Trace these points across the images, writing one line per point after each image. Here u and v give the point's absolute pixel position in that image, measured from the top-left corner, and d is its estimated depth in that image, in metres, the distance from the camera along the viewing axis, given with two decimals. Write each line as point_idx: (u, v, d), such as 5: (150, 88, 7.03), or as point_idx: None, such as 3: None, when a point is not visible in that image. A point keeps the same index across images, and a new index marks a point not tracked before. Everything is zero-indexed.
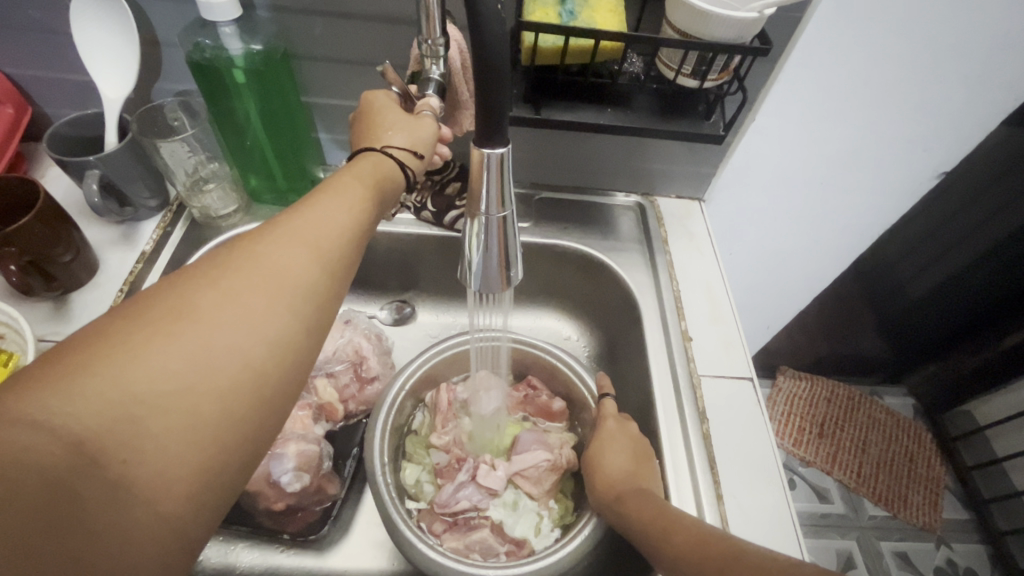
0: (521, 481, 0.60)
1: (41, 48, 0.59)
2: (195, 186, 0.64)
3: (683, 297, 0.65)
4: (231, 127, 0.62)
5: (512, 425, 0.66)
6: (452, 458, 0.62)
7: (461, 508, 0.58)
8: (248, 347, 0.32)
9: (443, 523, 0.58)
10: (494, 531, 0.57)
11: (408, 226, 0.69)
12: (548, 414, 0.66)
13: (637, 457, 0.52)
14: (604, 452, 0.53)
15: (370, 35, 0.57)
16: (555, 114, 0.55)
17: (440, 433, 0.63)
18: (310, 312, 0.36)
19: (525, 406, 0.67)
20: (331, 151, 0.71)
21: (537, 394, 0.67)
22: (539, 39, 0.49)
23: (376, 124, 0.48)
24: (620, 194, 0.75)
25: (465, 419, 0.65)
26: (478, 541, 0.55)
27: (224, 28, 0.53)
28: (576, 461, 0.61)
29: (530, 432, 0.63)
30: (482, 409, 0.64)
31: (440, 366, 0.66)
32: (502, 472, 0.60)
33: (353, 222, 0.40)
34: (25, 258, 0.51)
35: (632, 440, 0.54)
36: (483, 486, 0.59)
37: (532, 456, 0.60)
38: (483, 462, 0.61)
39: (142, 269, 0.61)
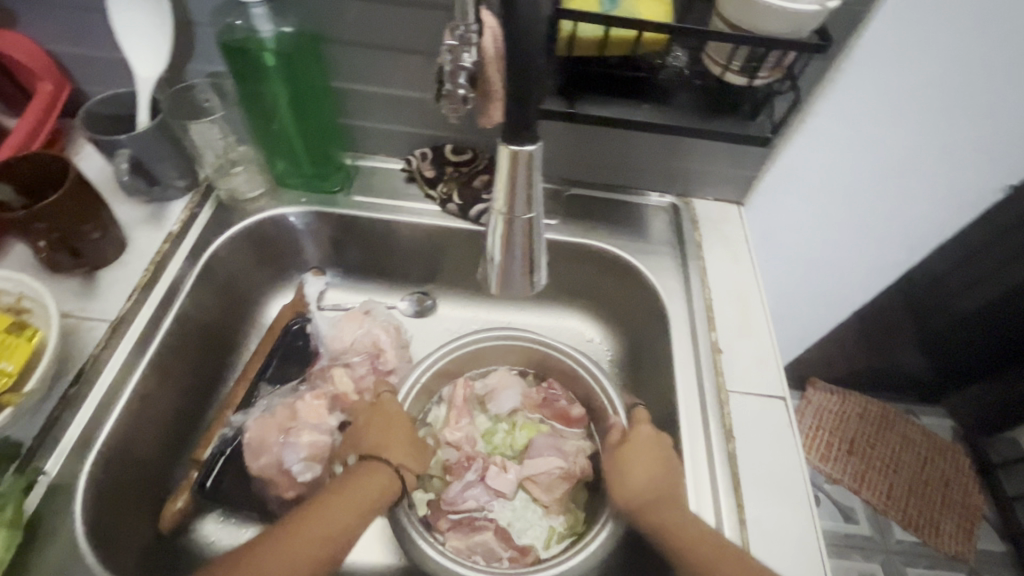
0: (533, 486, 0.58)
1: (81, 26, 0.59)
2: (223, 168, 0.65)
3: (715, 306, 0.62)
4: (260, 110, 0.61)
5: (526, 426, 0.63)
6: (462, 456, 0.60)
7: (468, 508, 0.57)
8: None
9: (449, 521, 0.57)
10: (499, 536, 0.55)
11: (433, 217, 0.68)
12: (565, 418, 0.63)
13: (660, 473, 0.50)
14: (628, 463, 0.52)
15: (403, 21, 0.55)
16: (590, 108, 0.52)
17: (452, 429, 0.61)
18: None
19: (543, 409, 0.64)
20: (362, 139, 0.69)
21: (557, 397, 0.64)
22: (577, 28, 0.46)
23: (384, 439, 0.54)
24: (653, 193, 0.71)
25: (479, 416, 0.64)
26: (480, 544, 0.54)
27: (254, 9, 0.53)
28: (590, 471, 0.59)
29: (547, 436, 0.61)
30: (498, 407, 0.63)
31: (457, 362, 0.65)
32: (513, 475, 0.58)
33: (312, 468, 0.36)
34: (54, 234, 0.52)
35: (656, 454, 0.51)
36: (491, 488, 0.58)
37: (546, 461, 0.58)
38: (493, 463, 0.59)
39: (169, 249, 0.61)
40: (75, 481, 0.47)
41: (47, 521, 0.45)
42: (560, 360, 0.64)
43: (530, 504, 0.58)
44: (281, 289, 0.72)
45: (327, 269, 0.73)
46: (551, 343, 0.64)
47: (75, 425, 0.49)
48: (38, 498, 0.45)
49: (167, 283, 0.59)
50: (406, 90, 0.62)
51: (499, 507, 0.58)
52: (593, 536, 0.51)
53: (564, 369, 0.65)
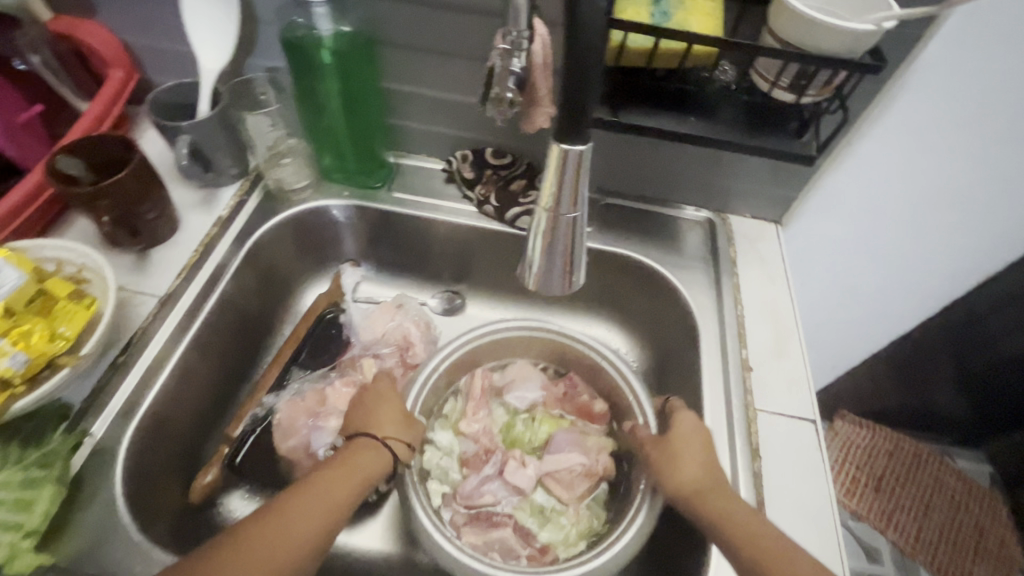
0: (554, 483, 0.58)
1: (155, 18, 0.63)
2: (273, 159, 0.67)
3: (746, 323, 0.62)
4: (313, 106, 0.64)
5: (546, 420, 0.63)
6: (480, 449, 0.61)
7: (484, 502, 0.57)
8: None
9: (464, 515, 0.57)
10: (517, 534, 0.56)
11: (470, 218, 0.69)
12: (588, 414, 0.63)
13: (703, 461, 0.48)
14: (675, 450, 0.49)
15: (456, 25, 0.57)
16: (633, 118, 0.53)
17: (470, 420, 0.62)
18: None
19: (564, 405, 0.64)
20: (406, 139, 0.71)
21: (578, 393, 0.65)
22: (627, 39, 0.47)
23: (374, 417, 0.53)
24: (689, 207, 0.71)
25: (497, 408, 0.64)
26: (498, 540, 0.54)
27: (317, 8, 0.55)
28: (612, 470, 0.60)
29: (569, 433, 0.61)
30: (518, 402, 0.64)
31: (477, 352, 0.65)
32: (532, 471, 0.59)
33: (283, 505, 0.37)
34: (117, 211, 0.55)
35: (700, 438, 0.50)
36: (509, 482, 0.58)
37: (566, 458, 0.59)
38: (512, 458, 0.60)
39: (217, 233, 0.64)
40: (118, 445, 0.49)
41: (89, 481, 0.47)
42: (585, 357, 0.64)
43: (551, 502, 0.58)
44: (317, 278, 0.74)
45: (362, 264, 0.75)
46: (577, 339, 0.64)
47: (121, 392, 0.52)
48: (84, 459, 0.48)
49: (213, 265, 0.61)
50: (453, 93, 0.64)
51: (518, 503, 0.58)
52: (620, 536, 0.50)
53: (589, 366, 0.64)
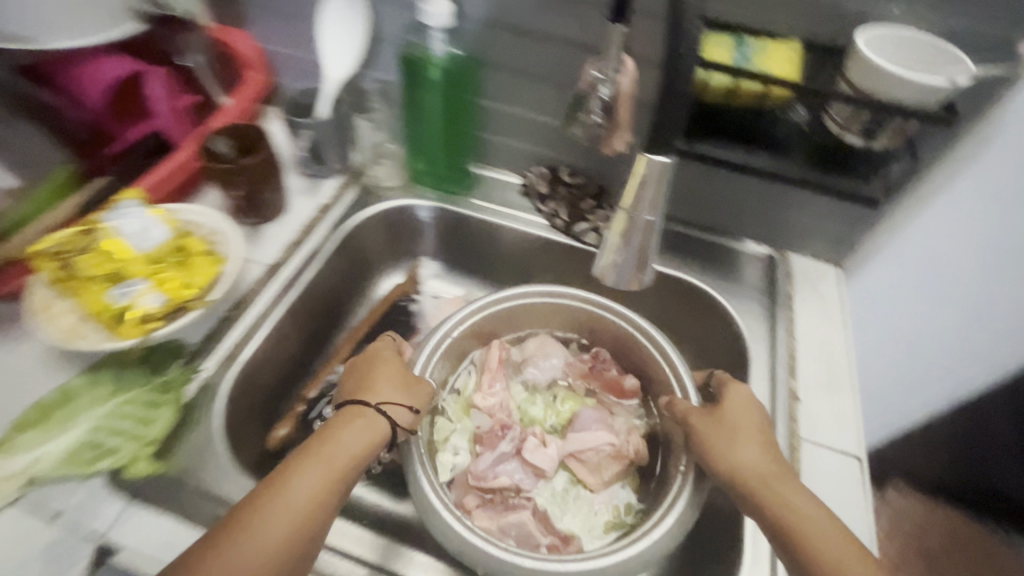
0: (579, 465, 0.60)
1: (296, 32, 0.74)
2: (373, 159, 0.78)
3: (798, 356, 0.63)
4: (415, 116, 0.71)
5: (569, 401, 0.66)
6: (494, 424, 0.63)
7: (500, 484, 0.58)
8: None
9: (477, 495, 0.58)
10: (536, 520, 0.57)
11: (540, 229, 0.75)
12: (618, 391, 0.67)
13: (762, 450, 0.49)
14: (737, 435, 0.49)
15: (552, 54, 0.64)
16: (707, 150, 0.59)
17: (484, 394, 0.65)
18: None
19: (589, 379, 0.68)
20: (490, 151, 0.78)
21: (604, 368, 0.68)
22: (710, 78, 0.52)
23: (372, 382, 0.55)
24: (751, 242, 0.73)
25: (515, 383, 0.68)
26: (514, 525, 0.56)
27: (435, 34, 0.63)
28: (643, 454, 0.62)
29: (593, 411, 0.64)
30: (535, 376, 0.67)
31: (492, 324, 0.69)
32: (554, 452, 0.60)
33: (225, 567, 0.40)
34: (247, 187, 0.65)
35: (752, 421, 0.51)
36: (529, 461, 0.59)
37: (596, 439, 0.61)
38: (532, 437, 0.61)
39: (319, 217, 0.72)
40: (221, 384, 0.57)
41: (196, 412, 0.55)
42: (610, 327, 0.68)
43: (575, 480, 0.60)
44: (394, 270, 0.81)
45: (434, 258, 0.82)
46: (597, 305, 0.67)
47: (228, 340, 0.59)
48: (194, 393, 0.55)
49: (313, 245, 0.69)
50: (539, 113, 0.71)
51: (540, 485, 0.59)
52: (656, 523, 0.52)
53: (613, 333, 0.68)
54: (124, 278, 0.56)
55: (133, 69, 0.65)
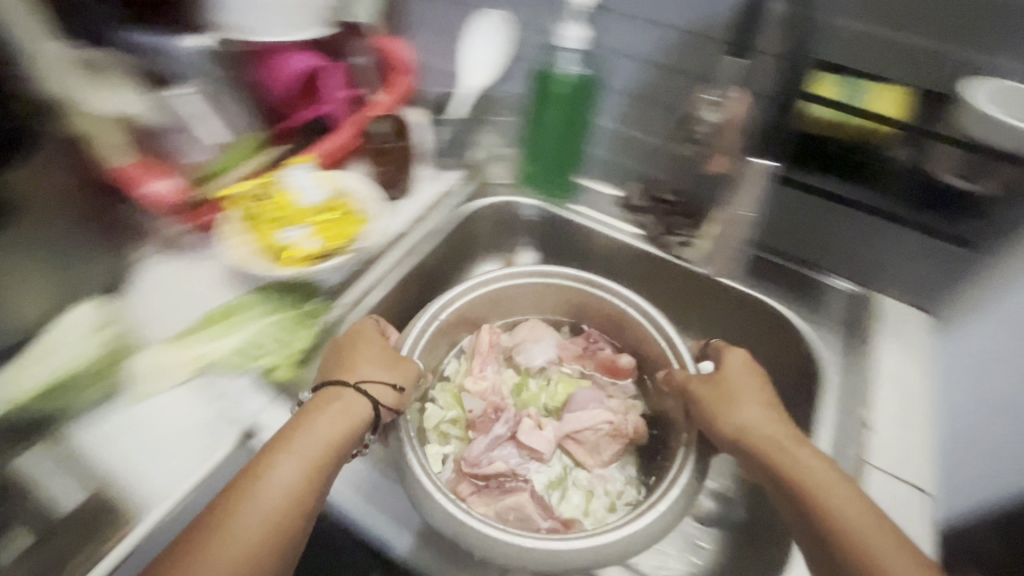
0: (577, 446, 0.65)
1: (444, 46, 0.87)
2: (490, 158, 0.88)
3: (875, 390, 0.64)
4: (535, 125, 0.80)
5: (562, 380, 0.72)
6: (487, 407, 0.67)
7: (495, 469, 0.62)
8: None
9: (473, 483, 0.62)
10: (535, 503, 0.60)
11: (631, 238, 0.80)
12: (611, 369, 0.73)
13: (761, 419, 0.57)
14: (737, 398, 0.59)
15: (667, 81, 0.72)
16: (810, 178, 0.68)
17: (474, 378, 0.70)
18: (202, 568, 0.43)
19: (584, 359, 0.75)
20: (591, 165, 0.86)
21: (597, 349, 0.75)
22: (818, 109, 0.62)
23: (354, 362, 0.59)
24: (840, 279, 0.74)
25: (506, 368, 0.74)
26: (513, 508, 0.59)
27: (566, 54, 0.72)
28: (642, 432, 0.67)
29: (589, 391, 0.69)
30: (529, 361, 0.73)
31: (482, 311, 0.76)
32: (550, 433, 0.65)
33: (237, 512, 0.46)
34: (388, 167, 0.78)
35: (745, 387, 0.60)
36: (524, 442, 0.64)
37: (592, 417, 0.66)
38: (526, 418, 0.66)
39: (438, 203, 0.82)
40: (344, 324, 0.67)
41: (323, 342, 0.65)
42: (599, 304, 0.75)
43: (574, 463, 0.65)
44: (486, 260, 0.88)
45: (531, 251, 0.88)
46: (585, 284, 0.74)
47: (354, 291, 0.69)
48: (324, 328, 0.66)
49: (431, 224, 0.78)
50: (643, 133, 0.79)
51: (536, 467, 0.64)
52: (646, 512, 0.55)
53: (603, 310, 0.75)
54: (286, 223, 0.68)
55: (316, 61, 0.76)
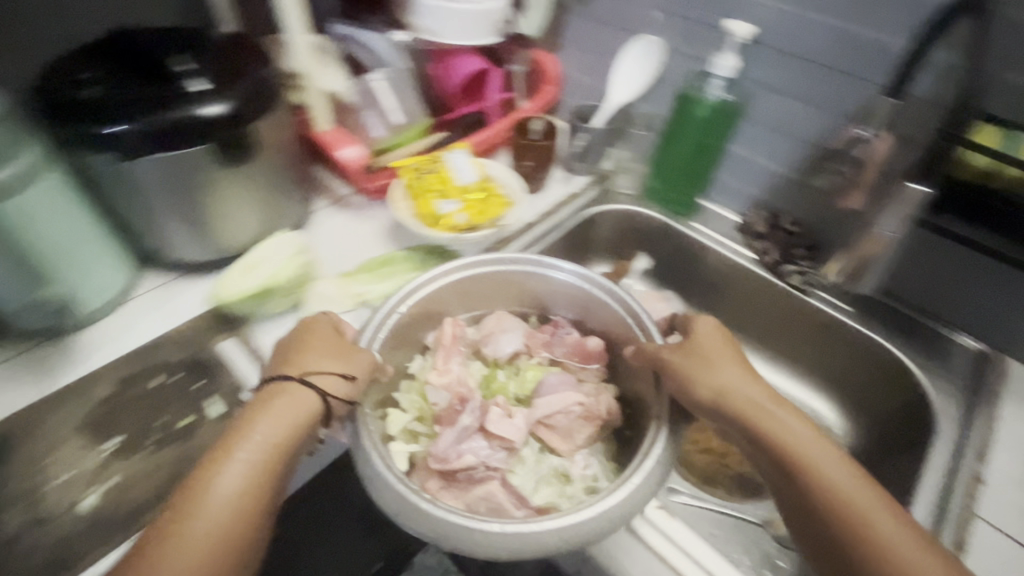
0: (548, 431, 0.67)
1: (596, 65, 0.95)
2: (621, 169, 0.95)
3: (993, 449, 0.63)
4: (670, 143, 0.86)
5: (530, 368, 0.74)
6: (452, 400, 0.67)
7: (464, 460, 0.62)
8: (178, 544, 0.45)
9: (440, 476, 0.63)
10: (506, 490, 0.62)
11: (747, 262, 0.83)
12: (581, 351, 0.75)
13: (739, 378, 0.57)
14: (706, 361, 0.58)
15: (812, 117, 0.75)
16: (954, 225, 0.69)
17: (438, 372, 0.70)
18: (194, 509, 0.46)
19: (552, 347, 0.76)
20: (717, 188, 0.91)
21: (564, 334, 0.76)
22: (970, 157, 0.63)
23: (305, 348, 0.59)
24: (967, 336, 0.74)
25: (472, 362, 0.75)
26: (487, 494, 0.61)
27: (713, 80, 0.77)
28: (609, 412, 0.69)
29: (558, 376, 0.71)
30: (497, 351, 0.74)
31: (448, 303, 0.75)
32: (520, 420, 0.66)
33: (232, 459, 0.50)
34: (531, 164, 0.86)
35: (712, 359, 0.59)
36: (493, 433, 0.64)
37: (561, 401, 0.68)
38: (493, 407, 0.66)
39: (571, 201, 0.89)
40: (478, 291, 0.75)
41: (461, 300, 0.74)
42: (559, 286, 0.75)
43: (546, 446, 0.67)
44: (601, 262, 0.95)
45: (645, 257, 0.94)
46: (540, 269, 0.73)
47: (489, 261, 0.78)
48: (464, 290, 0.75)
49: (560, 220, 0.86)
50: (776, 164, 0.82)
51: (506, 456, 0.64)
52: (598, 500, 0.52)
53: (568, 293, 0.75)
54: (444, 197, 0.78)
55: (483, 65, 0.89)
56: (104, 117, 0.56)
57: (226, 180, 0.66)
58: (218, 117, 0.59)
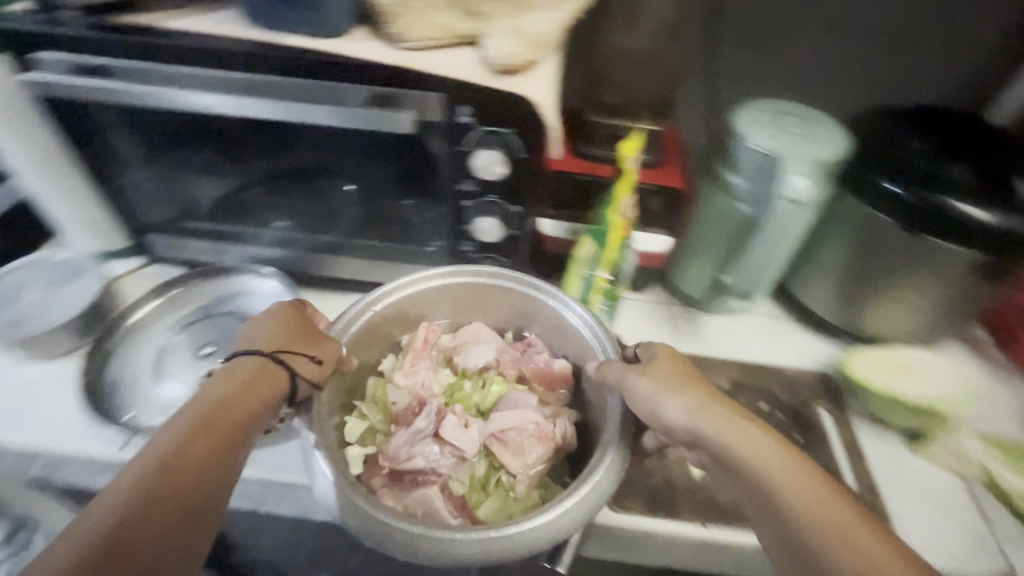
0: (502, 446, 0.56)
1: None
2: None
3: None
4: None
5: (496, 382, 0.61)
6: (411, 402, 0.59)
7: (414, 463, 0.54)
8: (172, 483, 0.39)
9: (388, 476, 0.55)
10: (446, 499, 0.53)
11: None
12: (547, 374, 0.61)
13: (711, 402, 0.46)
14: (680, 383, 0.48)
15: None
16: None
17: (405, 371, 0.60)
18: (186, 449, 0.41)
19: (519, 364, 0.62)
20: None
21: (536, 350, 0.62)
22: None
23: (277, 327, 0.53)
24: None
25: (443, 370, 0.63)
26: (420, 500, 0.52)
27: None
28: (568, 441, 0.57)
29: (518, 391, 0.59)
30: (467, 363, 0.62)
31: (425, 304, 0.62)
32: (477, 432, 0.56)
33: (218, 404, 0.45)
34: None
35: (683, 382, 0.48)
36: (440, 436, 0.56)
37: (518, 419, 0.56)
38: (449, 412, 0.58)
39: None
40: None
41: None
42: (557, 318, 0.60)
43: (497, 462, 0.56)
44: None
45: None
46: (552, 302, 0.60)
47: None
48: None
49: None
50: None
51: (454, 464, 0.55)
52: (513, 523, 0.44)
53: (570, 335, 0.60)
54: None
55: None
56: (892, 172, 0.59)
57: (924, 276, 0.60)
58: (970, 217, 0.54)
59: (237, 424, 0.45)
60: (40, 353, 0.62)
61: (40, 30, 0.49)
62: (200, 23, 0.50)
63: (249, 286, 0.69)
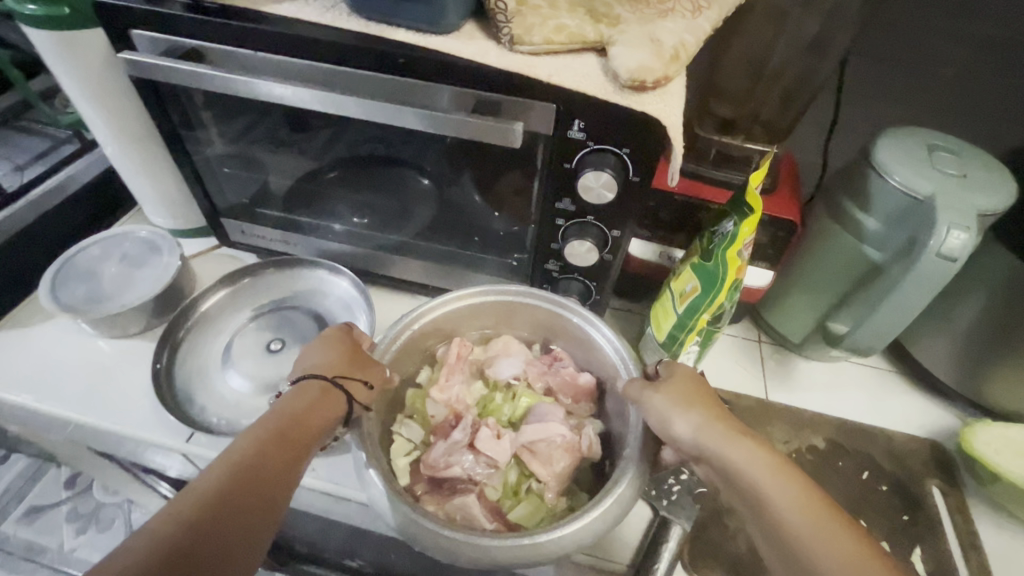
0: (532, 457, 0.52)
1: None
2: None
3: None
4: None
5: (523, 394, 0.57)
6: (449, 415, 0.55)
7: (451, 471, 0.51)
8: (237, 508, 0.37)
9: (428, 482, 0.52)
10: (482, 506, 0.50)
11: None
12: (573, 390, 0.57)
13: (725, 423, 0.43)
14: (693, 399, 0.45)
15: None
16: None
17: (442, 386, 0.56)
18: (254, 472, 0.39)
19: (545, 377, 0.58)
20: None
21: (560, 365, 0.58)
22: None
23: (338, 349, 0.50)
24: None
25: (476, 382, 0.58)
26: (460, 509, 0.49)
27: None
28: (593, 452, 0.53)
29: (545, 403, 0.56)
30: (497, 375, 0.58)
31: (452, 319, 0.58)
32: (509, 442, 0.53)
33: (287, 425, 0.42)
34: None
35: (694, 398, 0.45)
36: (480, 450, 0.52)
37: (545, 430, 0.52)
38: (484, 425, 0.54)
39: None
40: None
41: None
42: (583, 335, 0.56)
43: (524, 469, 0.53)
44: None
45: None
46: (579, 319, 0.56)
47: None
48: None
49: None
50: None
51: (486, 474, 0.51)
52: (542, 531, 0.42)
53: (594, 352, 0.57)
54: None
55: None
56: None
57: None
58: None
59: (302, 450, 0.42)
60: (114, 332, 0.62)
61: (143, 9, 0.46)
62: (295, 8, 0.46)
63: (324, 284, 0.66)
